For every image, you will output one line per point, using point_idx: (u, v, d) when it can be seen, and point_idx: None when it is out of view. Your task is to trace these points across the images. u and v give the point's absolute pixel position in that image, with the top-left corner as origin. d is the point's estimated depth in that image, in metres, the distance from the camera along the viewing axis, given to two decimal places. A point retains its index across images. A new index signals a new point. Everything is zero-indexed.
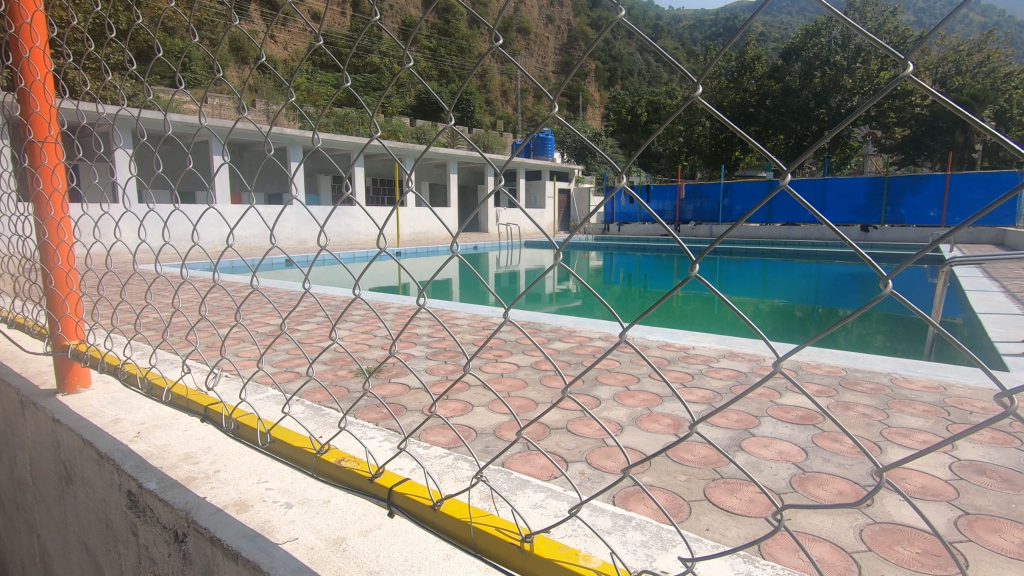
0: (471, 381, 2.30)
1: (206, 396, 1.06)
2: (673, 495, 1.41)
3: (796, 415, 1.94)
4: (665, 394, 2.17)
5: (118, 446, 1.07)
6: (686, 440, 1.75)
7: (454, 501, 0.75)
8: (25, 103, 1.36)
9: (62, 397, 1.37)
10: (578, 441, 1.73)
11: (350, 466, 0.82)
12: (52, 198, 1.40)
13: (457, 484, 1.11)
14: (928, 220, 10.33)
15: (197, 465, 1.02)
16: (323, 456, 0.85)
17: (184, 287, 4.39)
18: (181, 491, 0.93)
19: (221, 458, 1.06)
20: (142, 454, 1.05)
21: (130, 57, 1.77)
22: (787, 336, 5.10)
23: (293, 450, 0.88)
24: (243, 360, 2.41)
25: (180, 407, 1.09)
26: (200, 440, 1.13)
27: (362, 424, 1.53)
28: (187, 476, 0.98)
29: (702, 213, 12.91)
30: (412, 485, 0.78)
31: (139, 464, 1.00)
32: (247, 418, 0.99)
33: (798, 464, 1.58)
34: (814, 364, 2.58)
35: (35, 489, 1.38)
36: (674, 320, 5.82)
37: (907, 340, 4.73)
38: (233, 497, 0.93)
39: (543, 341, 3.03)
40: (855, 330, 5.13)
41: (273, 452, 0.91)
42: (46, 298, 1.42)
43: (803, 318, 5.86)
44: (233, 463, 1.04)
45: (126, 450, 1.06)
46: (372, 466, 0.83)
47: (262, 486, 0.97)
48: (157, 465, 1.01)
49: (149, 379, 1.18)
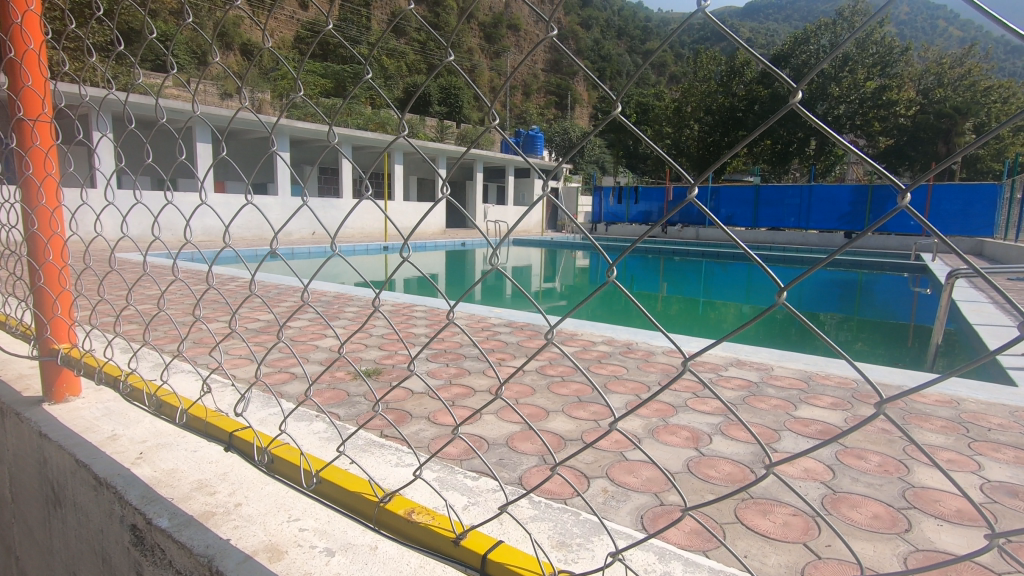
0: (476, 388, 2.22)
1: (232, 420, 0.96)
2: (704, 516, 1.34)
3: (816, 430, 1.88)
4: (678, 404, 2.10)
5: (118, 470, 0.96)
6: (710, 455, 1.68)
7: (565, 575, 0.64)
8: (13, 75, 1.24)
9: (49, 407, 1.25)
10: (596, 454, 1.66)
11: (426, 521, 0.73)
12: (43, 184, 1.27)
13: (516, 529, 1.01)
14: (909, 229, 10.46)
15: (214, 497, 0.92)
16: (387, 505, 0.75)
17: (165, 281, 4.23)
18: (198, 531, 0.83)
19: (239, 487, 0.96)
20: (148, 481, 0.94)
21: (115, 39, 1.63)
22: (769, 340, 5.17)
23: (350, 497, 0.78)
24: (237, 361, 2.30)
25: (197, 431, 0.99)
26: (213, 465, 1.03)
27: (381, 444, 1.42)
28: (203, 511, 0.88)
29: (689, 216, 12.99)
30: (506, 549, 0.68)
31: (145, 496, 0.90)
32: (284, 453, 0.88)
33: (827, 484, 1.52)
34: (824, 374, 2.53)
35: (15, 506, 1.26)
36: (659, 322, 5.82)
37: (887, 348, 4.88)
38: (262, 540, 0.83)
39: (544, 345, 2.96)
40: (835, 335, 5.29)
41: (319, 496, 0.81)
42: (33, 297, 1.30)
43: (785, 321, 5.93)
44: (255, 496, 0.94)
45: (129, 475, 0.95)
46: (449, 522, 0.73)
47: (296, 527, 0.87)
48: (168, 497, 0.90)
49: (158, 397, 1.07)
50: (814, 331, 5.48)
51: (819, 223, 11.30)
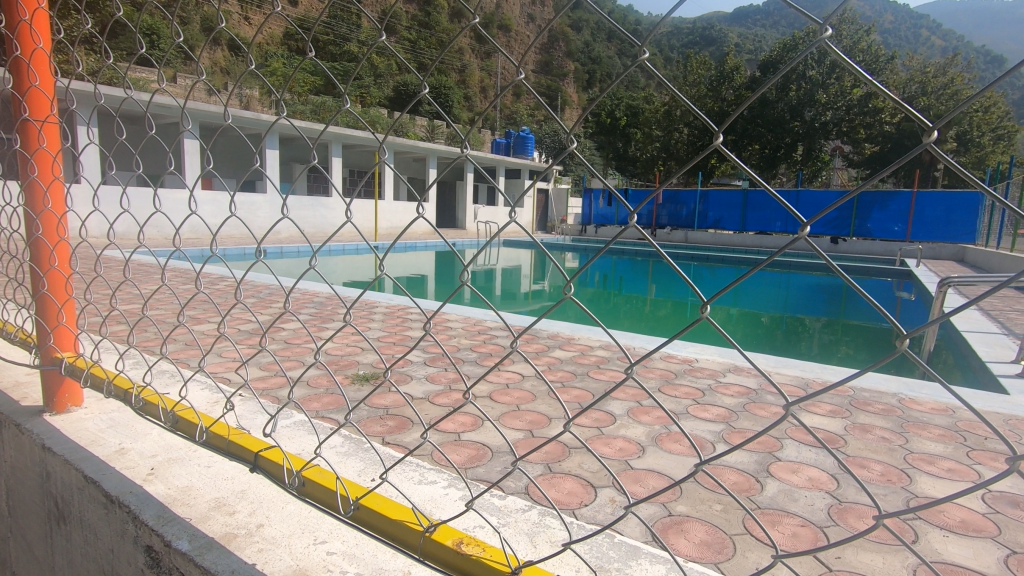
0: (475, 394, 2.20)
1: (257, 440, 0.95)
2: (712, 526, 1.34)
3: (816, 438, 1.89)
4: (679, 411, 2.10)
5: (130, 488, 0.95)
6: (714, 464, 1.67)
7: None
8: (20, 74, 1.21)
9: (51, 418, 1.21)
10: (602, 463, 1.65)
11: (476, 553, 0.70)
12: (49, 188, 1.24)
13: (550, 553, 0.99)
14: (893, 235, 10.60)
15: (234, 517, 0.90)
16: (432, 535, 0.74)
17: (153, 283, 4.17)
18: (221, 554, 0.81)
19: (259, 506, 0.94)
20: (162, 500, 0.93)
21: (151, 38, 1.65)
22: (754, 343, 5.21)
23: (391, 524, 0.77)
24: (230, 364, 2.28)
25: (219, 449, 0.97)
26: (230, 482, 1.00)
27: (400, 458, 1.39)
28: (225, 533, 0.86)
29: (678, 219, 13.06)
30: None
31: (161, 516, 0.88)
32: (317, 476, 0.87)
33: (832, 493, 1.52)
34: (821, 382, 2.54)
35: (13, 520, 1.23)
36: (646, 324, 5.82)
37: (869, 351, 4.97)
38: (289, 565, 0.81)
39: (541, 349, 2.95)
40: (819, 339, 5.38)
41: (357, 523, 0.80)
42: (35, 304, 1.26)
43: (770, 325, 5.96)
44: (277, 515, 0.92)
45: (142, 493, 0.94)
46: (500, 555, 0.71)
47: (324, 550, 0.85)
48: (186, 517, 0.89)
49: (176, 412, 1.05)
50: (798, 334, 5.56)
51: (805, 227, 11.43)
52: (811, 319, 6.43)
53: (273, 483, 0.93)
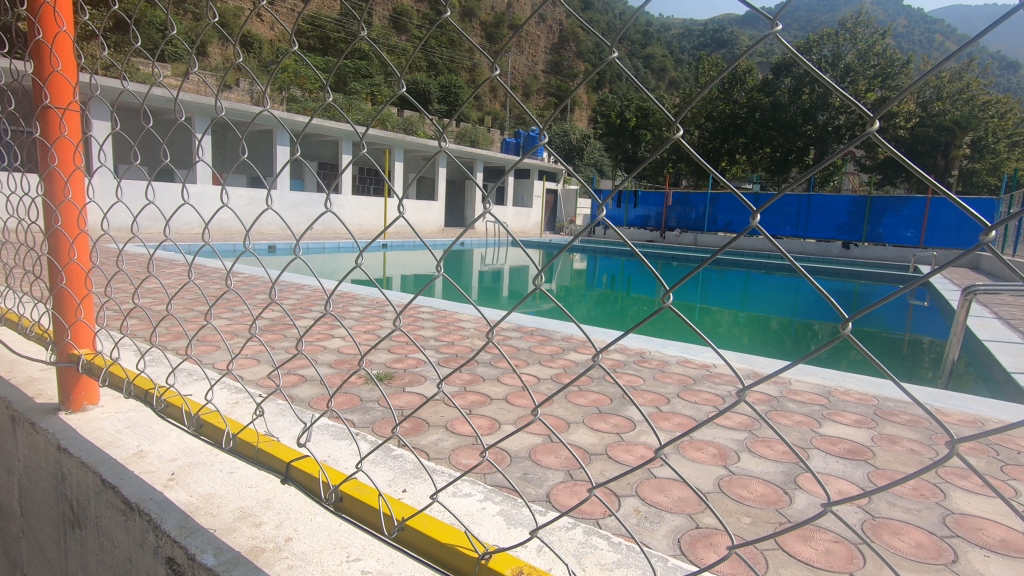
0: (491, 396, 2.17)
1: (289, 449, 0.91)
2: (741, 540, 1.29)
3: (843, 449, 1.83)
4: (701, 418, 2.05)
5: (151, 495, 0.91)
6: (740, 474, 1.62)
7: None
8: (40, 59, 1.17)
9: (66, 416, 1.18)
10: (622, 470, 1.60)
11: None
12: (70, 178, 1.22)
13: None
14: (905, 240, 10.47)
15: (261, 530, 0.87)
16: (487, 562, 0.69)
17: (167, 279, 4.17)
18: (251, 571, 0.77)
19: (286, 518, 0.90)
20: (184, 509, 0.89)
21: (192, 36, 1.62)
22: (762, 347, 5.14)
23: (441, 548, 0.73)
24: (244, 361, 2.26)
25: (247, 457, 0.94)
26: (255, 490, 0.97)
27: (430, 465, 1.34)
28: (252, 547, 0.82)
29: (687, 221, 12.96)
30: None
31: (184, 527, 0.84)
32: (356, 492, 0.83)
33: (864, 508, 1.46)
34: (843, 390, 2.48)
35: (24, 521, 1.21)
36: (652, 326, 5.77)
37: (878, 356, 4.93)
38: None
39: (556, 351, 2.90)
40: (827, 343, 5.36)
41: (402, 545, 0.76)
42: (53, 299, 1.24)
43: (778, 330, 5.91)
44: (306, 528, 0.88)
45: (162, 501, 0.90)
46: None
47: (358, 569, 0.80)
48: (210, 528, 0.85)
49: (201, 417, 1.02)
50: (806, 338, 5.53)
51: (816, 232, 11.31)
52: (821, 323, 6.36)
53: (306, 496, 0.89)
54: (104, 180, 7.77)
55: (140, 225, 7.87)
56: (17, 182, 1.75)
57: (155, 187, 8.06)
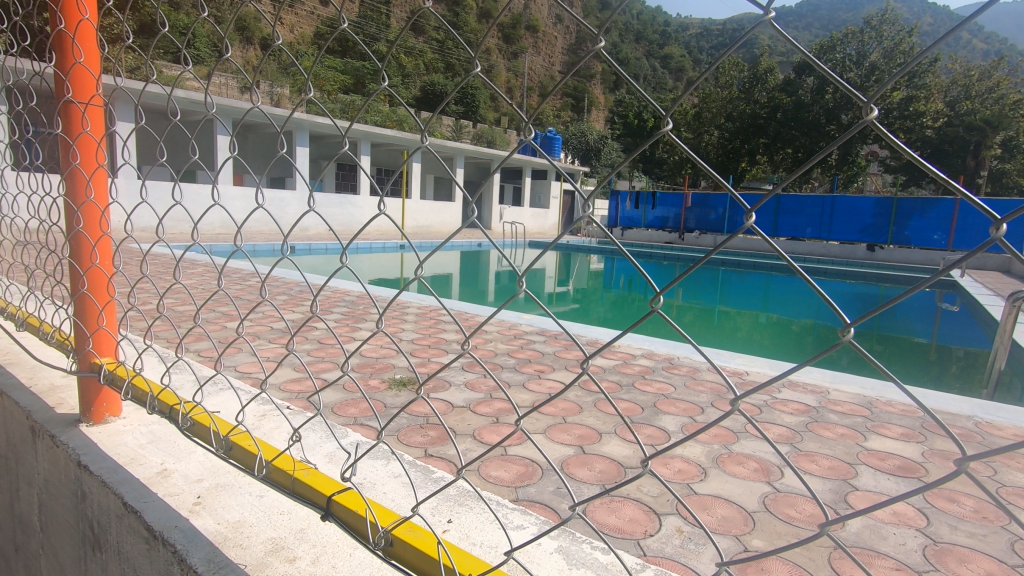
0: (518, 403, 2.10)
1: (331, 482, 0.85)
2: (796, 566, 1.20)
3: (894, 465, 1.73)
4: (738, 429, 1.97)
5: (176, 523, 0.86)
6: (785, 491, 1.53)
7: None
8: (63, 51, 1.13)
9: (87, 428, 1.14)
10: (661, 487, 1.52)
11: None
12: (92, 177, 1.18)
13: None
14: (933, 243, 10.18)
15: (295, 566, 0.81)
16: None
17: (188, 280, 4.17)
18: None
19: (322, 552, 0.84)
20: (212, 539, 0.84)
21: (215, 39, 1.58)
22: (782, 352, 4.99)
23: None
24: (265, 364, 2.23)
25: (281, 487, 0.88)
26: (289, 519, 0.91)
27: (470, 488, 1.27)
28: None
29: (707, 223, 12.78)
30: None
31: (213, 563, 0.79)
32: (407, 536, 0.76)
33: (923, 531, 1.37)
34: (885, 401, 2.36)
35: (43, 537, 1.17)
36: (671, 329, 5.65)
37: (903, 363, 4.76)
38: None
39: (582, 356, 2.82)
40: (854, 349, 5.20)
41: None
42: (74, 305, 1.20)
43: (800, 334, 5.75)
44: (346, 566, 0.82)
45: (189, 529, 0.85)
46: None
47: None
48: (243, 566, 0.79)
49: (232, 439, 0.96)
50: (830, 343, 5.39)
51: (840, 234, 11.08)
52: (843, 328, 6.19)
53: (351, 536, 0.82)
54: (130, 181, 7.88)
55: (164, 226, 7.96)
56: (38, 182, 1.72)
57: (180, 188, 8.16)
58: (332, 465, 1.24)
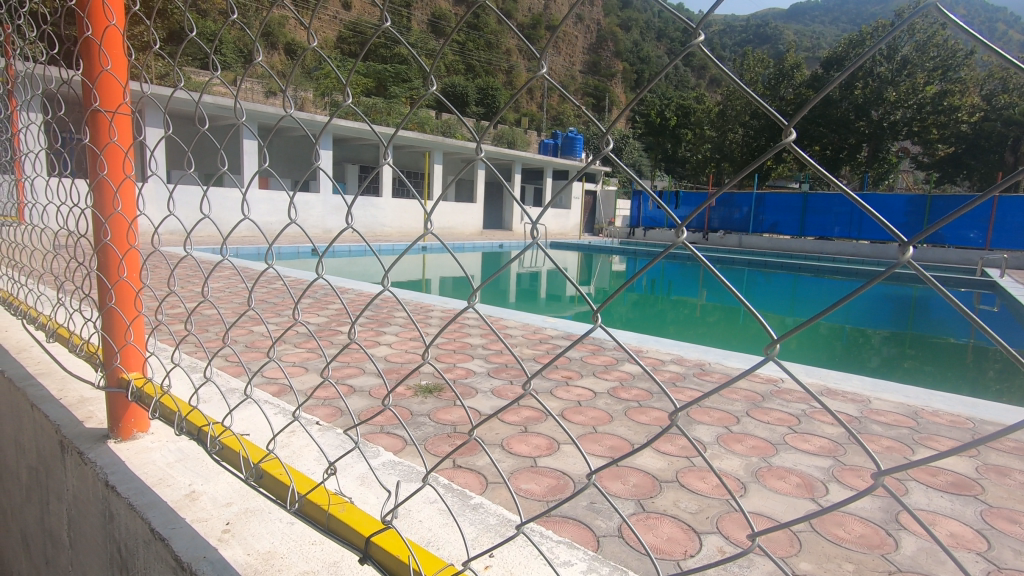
0: (547, 412, 2.05)
1: (369, 521, 0.81)
2: None
3: (947, 481, 1.63)
4: (777, 441, 1.88)
5: (206, 553, 0.84)
6: (831, 509, 1.45)
7: None
8: (90, 58, 1.12)
9: (116, 445, 1.12)
10: (699, 503, 1.46)
11: None
12: (119, 188, 1.17)
13: None
14: (969, 242, 9.83)
15: None
16: None
17: (215, 284, 4.22)
18: None
19: None
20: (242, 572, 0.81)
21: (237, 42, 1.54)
22: (810, 355, 4.84)
23: None
24: (292, 370, 2.22)
25: (316, 520, 0.84)
26: (321, 551, 0.88)
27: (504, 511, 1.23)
28: None
29: (731, 222, 12.57)
30: None
31: None
32: None
33: (984, 556, 1.28)
34: (931, 411, 2.25)
35: (72, 552, 1.16)
36: (694, 331, 5.53)
37: (938, 366, 4.58)
38: None
39: (610, 362, 2.75)
40: (886, 352, 5.02)
41: None
42: (102, 319, 1.18)
43: (828, 335, 5.59)
44: None
45: (217, 560, 0.83)
46: None
47: None
48: None
49: (264, 467, 0.93)
50: (861, 346, 5.21)
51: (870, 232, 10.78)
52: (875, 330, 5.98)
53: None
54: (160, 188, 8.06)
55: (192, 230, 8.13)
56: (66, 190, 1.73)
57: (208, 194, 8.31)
58: (368, 491, 1.20)
